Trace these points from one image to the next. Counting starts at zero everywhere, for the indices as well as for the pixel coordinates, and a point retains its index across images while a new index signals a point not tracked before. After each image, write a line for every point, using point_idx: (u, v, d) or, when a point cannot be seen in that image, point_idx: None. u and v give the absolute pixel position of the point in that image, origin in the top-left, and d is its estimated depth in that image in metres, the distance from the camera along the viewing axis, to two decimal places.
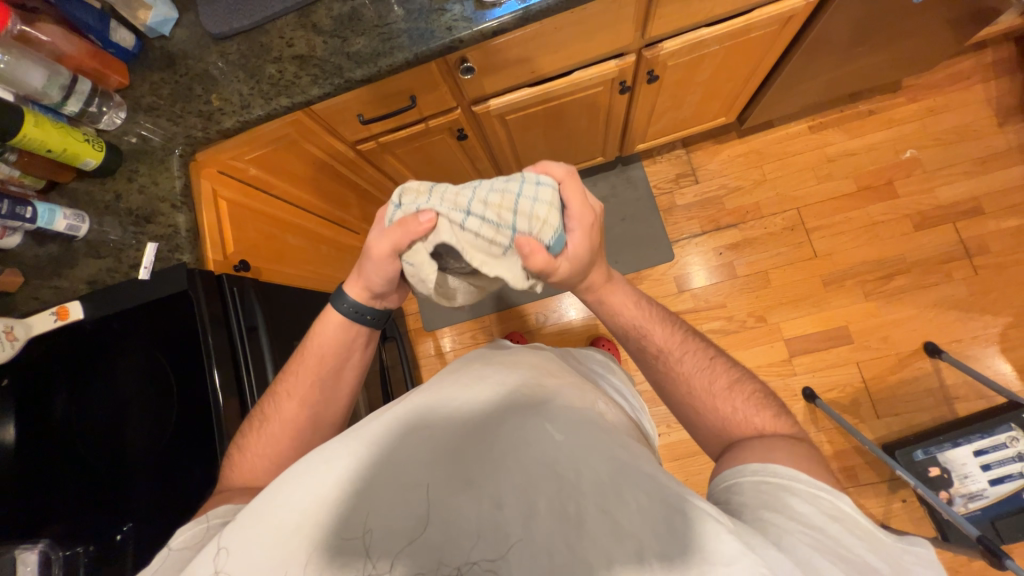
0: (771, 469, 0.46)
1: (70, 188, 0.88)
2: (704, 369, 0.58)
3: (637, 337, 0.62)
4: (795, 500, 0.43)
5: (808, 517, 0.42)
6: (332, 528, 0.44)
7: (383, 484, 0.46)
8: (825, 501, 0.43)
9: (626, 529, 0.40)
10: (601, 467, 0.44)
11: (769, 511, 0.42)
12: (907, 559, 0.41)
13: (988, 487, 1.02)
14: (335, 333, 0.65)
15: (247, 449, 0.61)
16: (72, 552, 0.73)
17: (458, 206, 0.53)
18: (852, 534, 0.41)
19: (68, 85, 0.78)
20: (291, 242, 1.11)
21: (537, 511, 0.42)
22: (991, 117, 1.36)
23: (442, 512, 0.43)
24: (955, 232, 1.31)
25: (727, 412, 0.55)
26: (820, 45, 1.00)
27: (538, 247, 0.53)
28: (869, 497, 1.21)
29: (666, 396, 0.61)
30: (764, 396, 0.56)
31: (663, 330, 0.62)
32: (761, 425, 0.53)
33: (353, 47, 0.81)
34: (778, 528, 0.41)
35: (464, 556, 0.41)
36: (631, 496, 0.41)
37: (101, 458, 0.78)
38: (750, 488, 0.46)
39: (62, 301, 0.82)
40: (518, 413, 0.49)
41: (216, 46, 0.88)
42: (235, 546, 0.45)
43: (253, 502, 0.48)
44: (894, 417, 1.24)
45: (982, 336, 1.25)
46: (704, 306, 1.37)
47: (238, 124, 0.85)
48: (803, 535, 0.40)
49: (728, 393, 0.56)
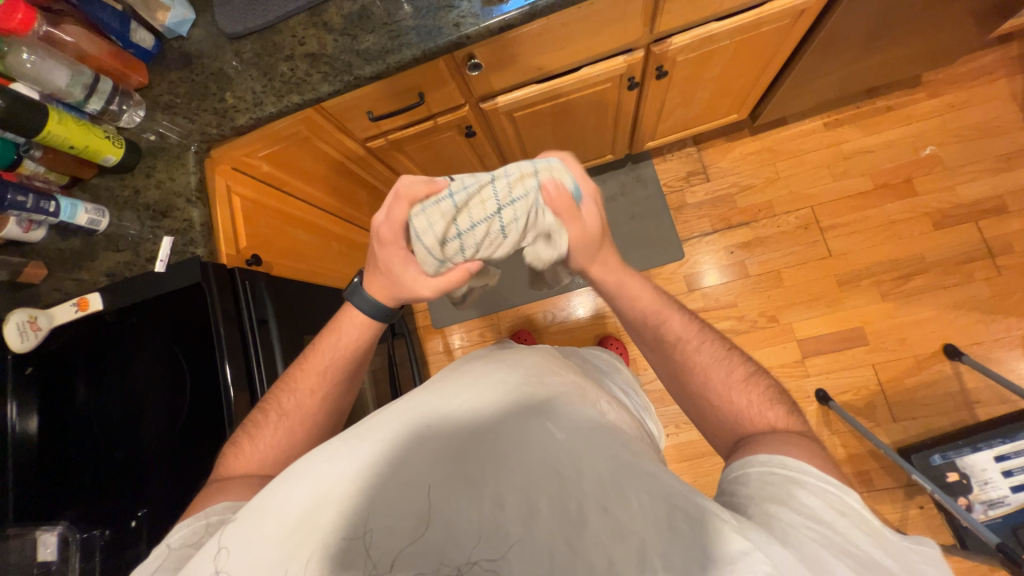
0: (778, 463, 0.46)
1: (91, 184, 0.91)
2: (721, 361, 0.58)
3: (654, 325, 0.62)
4: (801, 493, 0.43)
5: (814, 510, 0.41)
6: (334, 529, 0.44)
7: (385, 484, 0.46)
8: (832, 494, 0.43)
9: (627, 528, 0.40)
10: (602, 466, 0.43)
11: (775, 505, 0.42)
12: (914, 557, 0.40)
13: (1010, 494, 0.98)
14: (359, 328, 0.67)
15: (250, 440, 0.62)
16: (88, 535, 0.75)
17: (488, 217, 0.55)
18: (860, 530, 0.40)
19: (90, 84, 0.81)
20: (302, 238, 1.13)
21: (536, 511, 0.42)
22: (1016, 112, 1.31)
23: (443, 512, 0.44)
24: (977, 231, 1.27)
25: (743, 404, 0.54)
26: (834, 39, 0.98)
27: (566, 203, 0.56)
28: (884, 503, 1.18)
29: (680, 387, 0.60)
30: (777, 392, 0.56)
31: (679, 318, 0.62)
32: (775, 419, 0.52)
33: (363, 44, 0.83)
34: (784, 523, 0.40)
35: (465, 556, 0.42)
36: (632, 495, 0.41)
37: (119, 445, 0.80)
38: (757, 479, 0.45)
39: (82, 292, 0.85)
40: (520, 411, 0.49)
41: (230, 45, 0.90)
42: (236, 546, 0.45)
43: (253, 500, 0.48)
44: (911, 421, 1.20)
45: (1004, 338, 1.21)
46: (715, 306, 1.35)
47: (251, 121, 0.87)
48: (808, 529, 0.39)
49: (744, 386, 0.56)
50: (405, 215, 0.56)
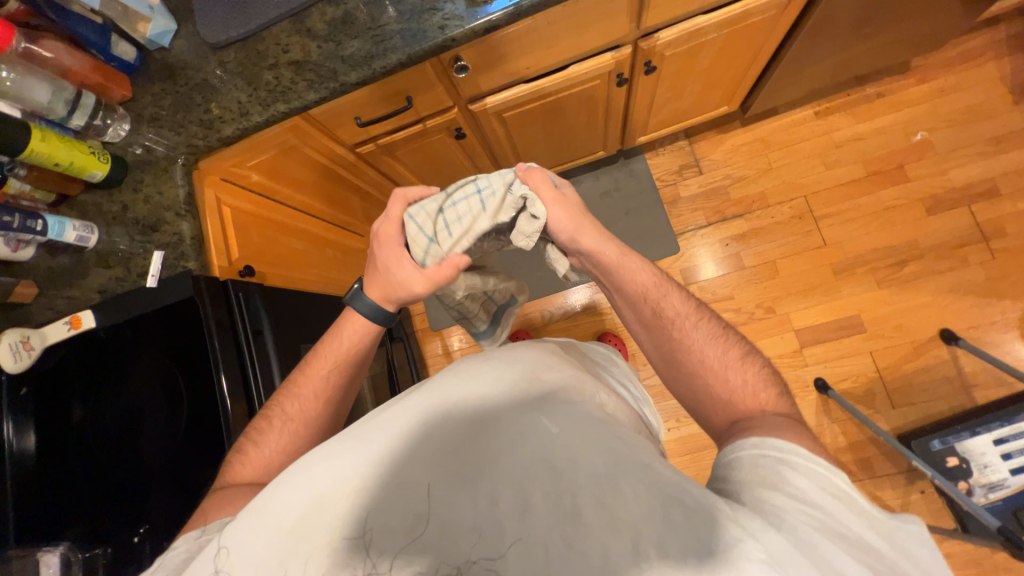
0: (769, 445, 0.46)
1: (79, 200, 0.90)
2: (716, 340, 0.58)
3: (655, 300, 0.61)
4: (794, 475, 0.42)
5: (805, 493, 0.41)
6: (334, 529, 0.44)
7: (383, 485, 0.46)
8: (823, 477, 0.43)
9: (623, 521, 0.39)
10: (596, 459, 0.43)
11: (767, 489, 0.42)
12: (902, 536, 0.40)
13: (1009, 476, 0.99)
14: (361, 333, 0.67)
15: (254, 447, 0.62)
16: (91, 554, 0.75)
17: (467, 195, 0.62)
18: (850, 511, 0.40)
19: (72, 99, 0.80)
20: (295, 246, 1.12)
21: (532, 505, 0.42)
22: (1006, 95, 1.31)
23: (441, 510, 0.43)
24: (970, 215, 1.28)
25: (738, 383, 0.55)
26: (822, 27, 0.97)
27: (539, 175, 0.62)
28: (886, 489, 1.18)
29: (674, 362, 0.60)
30: (770, 373, 0.57)
31: (679, 295, 0.62)
32: (766, 401, 0.53)
33: (347, 50, 0.82)
34: (777, 508, 0.39)
35: (464, 555, 0.41)
36: (626, 487, 0.41)
37: (116, 464, 0.79)
38: (749, 463, 0.45)
39: (74, 310, 0.84)
40: (518, 408, 0.49)
41: (214, 55, 0.89)
42: (238, 546, 0.45)
43: (253, 501, 0.47)
44: (911, 406, 1.21)
45: (1000, 321, 1.22)
46: (712, 299, 1.35)
47: (237, 131, 0.86)
48: (800, 513, 0.39)
49: (739, 364, 0.56)
50: (401, 212, 0.63)
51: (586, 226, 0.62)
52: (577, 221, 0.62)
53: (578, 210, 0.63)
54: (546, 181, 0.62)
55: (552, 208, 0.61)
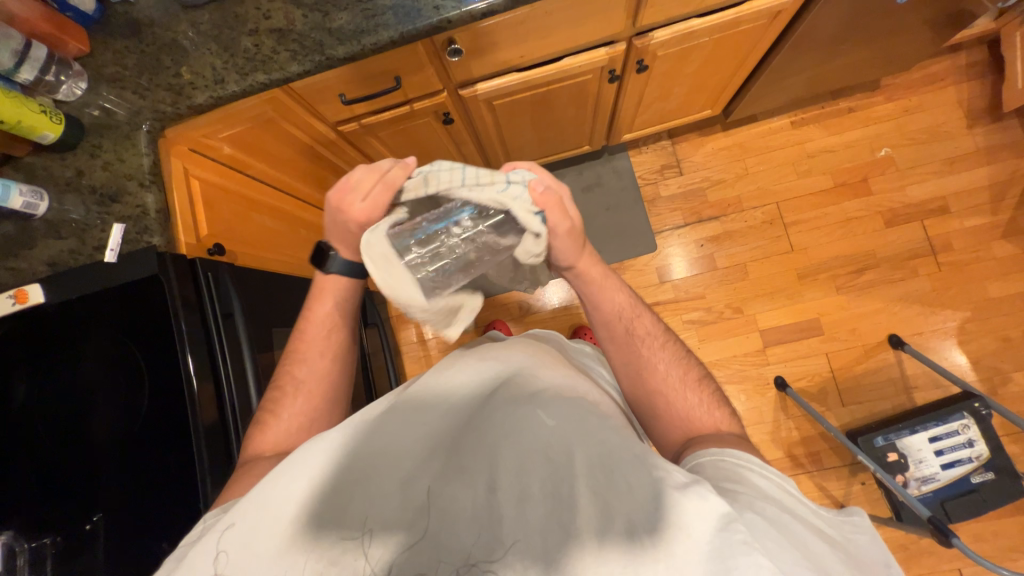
0: (729, 453, 0.48)
1: (26, 162, 0.82)
2: (677, 363, 0.62)
3: (628, 321, 0.64)
4: (751, 474, 0.45)
5: (765, 488, 0.43)
6: (331, 528, 0.43)
7: (380, 480, 0.45)
8: (774, 477, 0.45)
9: (618, 509, 0.40)
10: (591, 450, 0.44)
11: (731, 481, 0.44)
12: (846, 527, 0.44)
13: (940, 470, 1.10)
14: (346, 288, 0.67)
15: (274, 416, 0.64)
16: (37, 543, 0.71)
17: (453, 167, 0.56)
18: (801, 504, 0.43)
19: (20, 50, 0.73)
20: (267, 224, 1.07)
21: (530, 496, 0.42)
22: (962, 119, 1.40)
23: (438, 503, 0.43)
24: (922, 230, 1.37)
25: (693, 404, 0.59)
26: (805, 41, 1.00)
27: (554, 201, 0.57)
28: (832, 480, 1.27)
29: (637, 381, 0.62)
30: (718, 395, 0.61)
31: (649, 319, 0.66)
32: (719, 420, 0.57)
33: (335, 22, 0.77)
34: (745, 495, 0.42)
35: (463, 552, 0.41)
36: (621, 477, 0.42)
37: (67, 449, 0.74)
38: (710, 465, 0.47)
39: (21, 284, 0.77)
40: (511, 400, 0.49)
41: (186, 14, 0.83)
42: (238, 549, 0.43)
43: (244, 499, 0.46)
44: (858, 405, 1.30)
45: (940, 329, 1.32)
46: (684, 297, 1.40)
47: (210, 100, 0.80)
48: (765, 501, 0.42)
49: (695, 386, 0.60)
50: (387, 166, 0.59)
51: (585, 256, 0.64)
52: (580, 243, 0.62)
53: (580, 237, 0.62)
54: (559, 210, 0.58)
55: (561, 241, 0.60)
